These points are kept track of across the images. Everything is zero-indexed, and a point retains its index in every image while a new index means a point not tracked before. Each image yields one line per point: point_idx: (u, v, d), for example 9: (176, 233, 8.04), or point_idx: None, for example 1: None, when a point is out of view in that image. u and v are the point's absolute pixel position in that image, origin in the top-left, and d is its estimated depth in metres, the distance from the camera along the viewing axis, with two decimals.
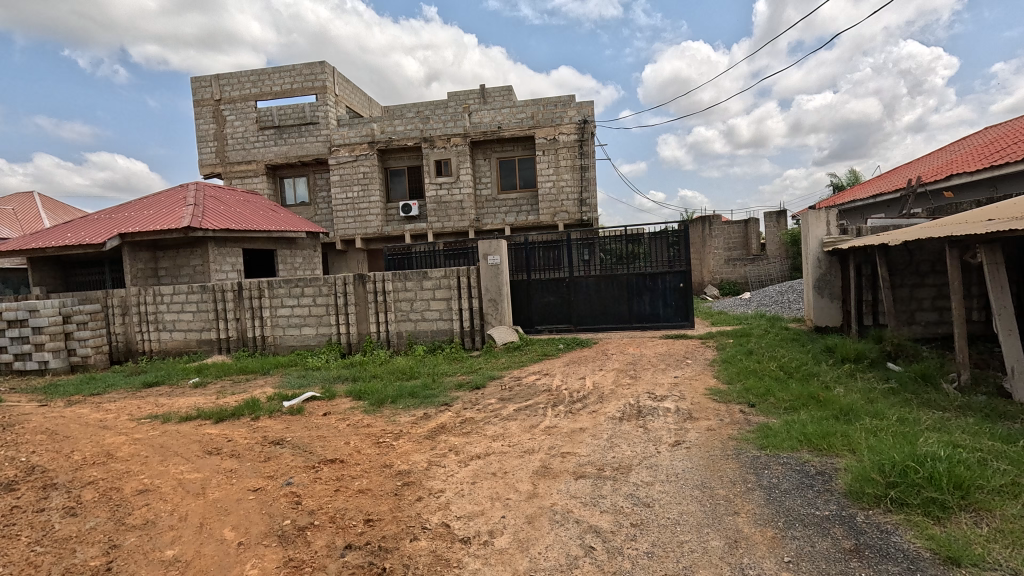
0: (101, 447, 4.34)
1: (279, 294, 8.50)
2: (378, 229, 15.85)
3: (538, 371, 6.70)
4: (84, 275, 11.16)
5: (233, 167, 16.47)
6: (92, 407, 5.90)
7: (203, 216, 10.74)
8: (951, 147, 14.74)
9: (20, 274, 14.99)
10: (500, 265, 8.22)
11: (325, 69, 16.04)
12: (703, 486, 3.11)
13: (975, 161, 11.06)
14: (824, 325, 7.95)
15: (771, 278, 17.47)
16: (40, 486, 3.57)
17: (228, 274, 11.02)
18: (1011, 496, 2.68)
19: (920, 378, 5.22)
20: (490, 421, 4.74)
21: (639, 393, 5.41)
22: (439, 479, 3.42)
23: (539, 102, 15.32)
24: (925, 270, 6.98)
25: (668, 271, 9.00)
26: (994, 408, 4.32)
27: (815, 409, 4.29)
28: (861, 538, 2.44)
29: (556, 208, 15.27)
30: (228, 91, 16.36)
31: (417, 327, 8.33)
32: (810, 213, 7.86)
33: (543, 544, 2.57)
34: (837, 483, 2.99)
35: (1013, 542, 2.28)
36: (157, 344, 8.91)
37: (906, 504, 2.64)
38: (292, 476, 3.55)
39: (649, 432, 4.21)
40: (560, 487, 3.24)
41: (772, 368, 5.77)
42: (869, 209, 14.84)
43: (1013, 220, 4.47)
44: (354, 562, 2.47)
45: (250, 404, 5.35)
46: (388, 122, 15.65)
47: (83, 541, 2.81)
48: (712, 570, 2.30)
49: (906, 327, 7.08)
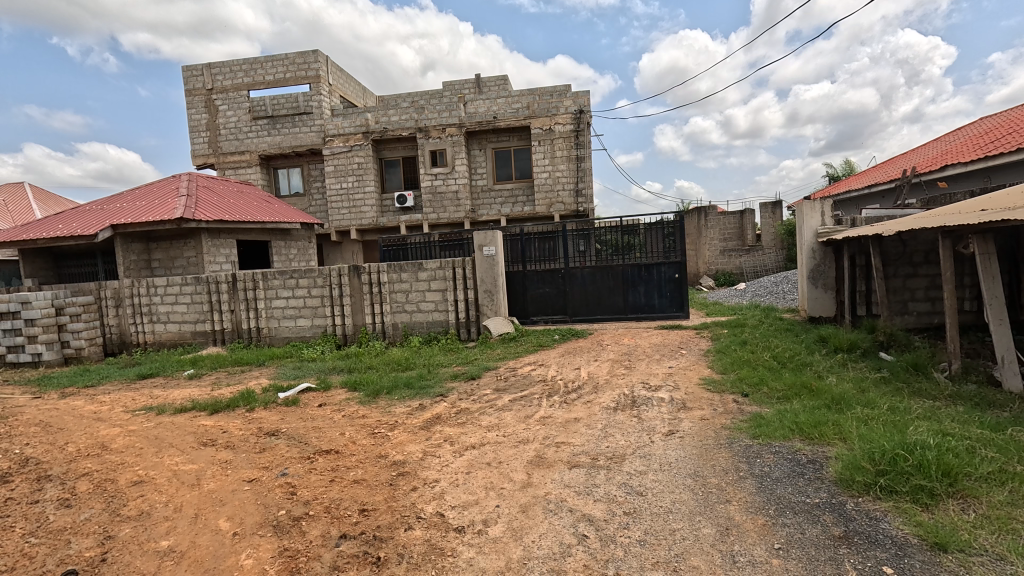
0: (95, 439, 4.33)
1: (274, 285, 8.46)
2: (373, 220, 15.75)
3: (534, 362, 6.71)
4: (76, 266, 11.08)
5: (226, 157, 16.32)
6: (86, 400, 5.87)
7: (196, 207, 10.64)
8: (946, 137, 14.76)
9: (12, 266, 14.91)
10: (496, 256, 8.18)
11: (318, 58, 15.88)
12: (695, 474, 3.15)
13: (969, 152, 11.10)
14: (818, 315, 8.00)
15: (765, 269, 17.69)
16: (34, 477, 3.57)
17: (222, 266, 10.94)
18: (998, 483, 2.72)
19: (912, 368, 5.27)
20: (485, 412, 4.76)
21: (633, 383, 5.45)
22: (434, 469, 3.44)
23: (535, 92, 15.21)
24: (918, 261, 7.03)
25: (663, 262, 9.03)
26: (983, 397, 4.37)
27: (807, 399, 4.33)
28: (850, 525, 2.47)
29: (552, 200, 15.22)
30: (219, 80, 16.15)
31: (413, 319, 8.33)
32: (806, 203, 7.86)
33: (537, 533, 2.59)
34: (828, 471, 3.02)
35: (999, 529, 2.32)
36: (152, 336, 8.88)
37: (894, 491, 2.68)
38: (286, 467, 3.55)
39: (643, 422, 4.23)
40: (554, 476, 3.26)
41: (765, 359, 5.80)
42: (864, 200, 14.89)
43: (1006, 211, 4.48)
44: (349, 552, 2.48)
45: (245, 395, 5.34)
46: (383, 112, 15.50)
47: (77, 532, 2.81)
48: (705, 557, 2.32)
49: (899, 316, 7.14)
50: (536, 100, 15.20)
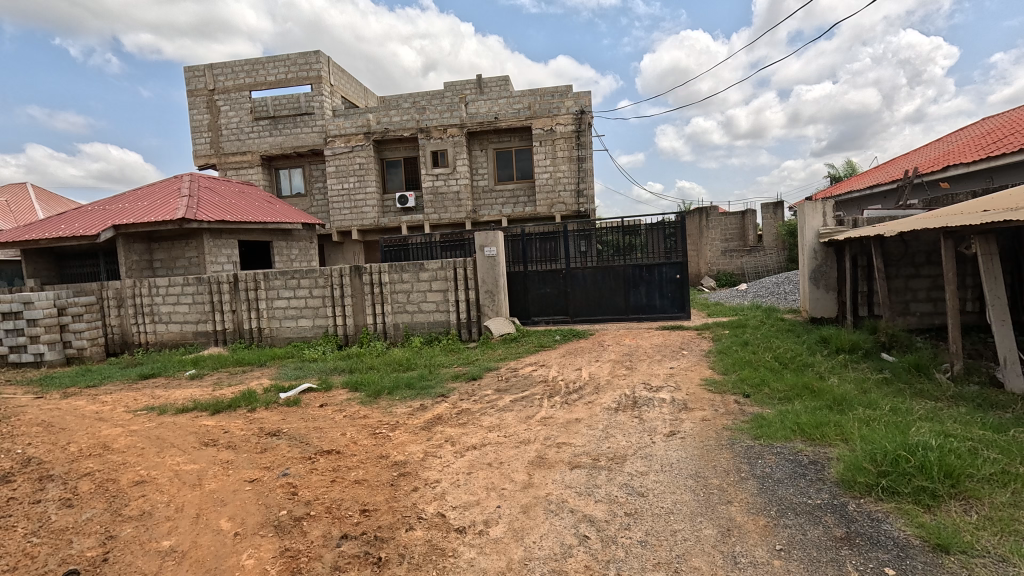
0: (97, 439, 4.34)
1: (275, 285, 8.47)
2: (374, 221, 15.77)
3: (535, 362, 6.71)
4: (78, 267, 11.10)
5: (228, 157, 16.35)
6: (87, 400, 5.88)
7: (197, 207, 10.66)
8: (947, 138, 14.73)
9: (15, 266, 14.95)
10: (497, 256, 8.19)
11: (319, 58, 15.91)
12: (696, 475, 3.15)
13: (971, 152, 11.06)
14: (820, 316, 7.99)
15: (767, 270, 17.67)
16: (36, 477, 3.58)
17: (224, 266, 10.96)
18: (1001, 485, 2.71)
19: (914, 369, 5.26)
20: (486, 412, 4.76)
21: (634, 383, 5.45)
22: (435, 470, 3.44)
23: (536, 92, 15.22)
24: (919, 262, 7.02)
25: (665, 263, 9.02)
26: (985, 398, 4.36)
27: (809, 400, 4.33)
28: (852, 526, 2.47)
29: (553, 200, 15.21)
30: (221, 81, 16.18)
31: (414, 319, 8.33)
32: (807, 204, 7.85)
33: (538, 534, 2.59)
34: (830, 472, 3.02)
35: (1002, 530, 2.31)
36: (153, 336, 8.90)
37: (897, 492, 2.67)
38: (288, 468, 3.56)
39: (644, 422, 4.23)
40: (555, 477, 3.26)
41: (767, 359, 5.80)
42: (865, 200, 14.87)
43: (1008, 211, 4.47)
44: (350, 552, 2.48)
45: (246, 395, 5.35)
46: (384, 113, 15.52)
47: (79, 532, 2.81)
48: (706, 558, 2.31)
49: (900, 317, 7.12)
50: (537, 100, 15.21)
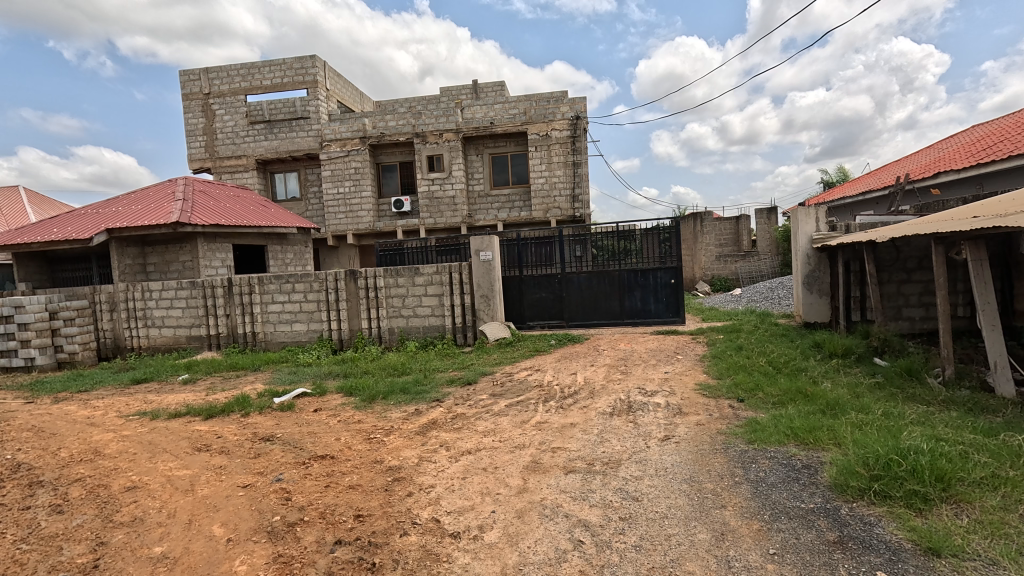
0: (88, 444, 4.31)
1: (270, 289, 8.45)
2: (370, 225, 15.74)
3: (530, 367, 6.71)
4: (71, 271, 11.05)
5: (223, 162, 16.31)
6: (81, 404, 5.87)
7: (191, 211, 10.59)
8: (938, 145, 14.94)
9: (7, 270, 14.89)
10: (493, 260, 8.25)
11: (316, 62, 15.92)
12: (690, 480, 3.15)
13: (962, 159, 11.21)
14: (813, 321, 8.06)
15: (763, 275, 17.74)
16: (25, 483, 3.54)
17: (218, 270, 10.91)
18: (992, 488, 2.73)
19: (907, 373, 5.29)
20: (481, 417, 4.75)
21: (630, 388, 5.46)
22: (429, 475, 3.42)
23: (533, 98, 15.36)
24: (912, 266, 7.07)
25: (660, 267, 9.06)
26: (976, 403, 4.42)
27: (802, 404, 4.35)
28: (845, 529, 2.48)
29: (549, 205, 15.27)
30: (217, 85, 16.20)
31: (409, 323, 8.31)
32: (800, 209, 7.91)
33: (533, 538, 2.59)
34: (823, 476, 3.03)
35: (992, 533, 2.33)
36: (146, 341, 8.85)
37: (889, 496, 2.69)
38: (281, 473, 3.54)
39: (639, 426, 4.25)
40: (550, 481, 3.26)
41: (760, 364, 5.82)
42: (858, 207, 15.00)
43: (999, 217, 4.51)
44: (343, 558, 2.47)
45: (239, 400, 5.32)
46: (380, 118, 15.55)
47: (70, 538, 2.79)
48: (699, 562, 2.33)
49: (893, 322, 7.20)
50: (533, 105, 15.29)
